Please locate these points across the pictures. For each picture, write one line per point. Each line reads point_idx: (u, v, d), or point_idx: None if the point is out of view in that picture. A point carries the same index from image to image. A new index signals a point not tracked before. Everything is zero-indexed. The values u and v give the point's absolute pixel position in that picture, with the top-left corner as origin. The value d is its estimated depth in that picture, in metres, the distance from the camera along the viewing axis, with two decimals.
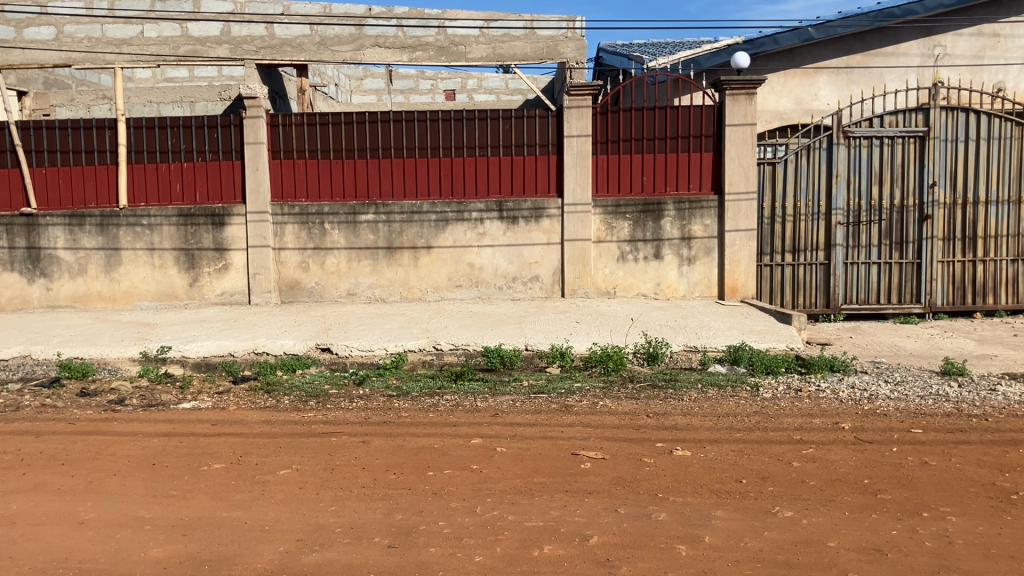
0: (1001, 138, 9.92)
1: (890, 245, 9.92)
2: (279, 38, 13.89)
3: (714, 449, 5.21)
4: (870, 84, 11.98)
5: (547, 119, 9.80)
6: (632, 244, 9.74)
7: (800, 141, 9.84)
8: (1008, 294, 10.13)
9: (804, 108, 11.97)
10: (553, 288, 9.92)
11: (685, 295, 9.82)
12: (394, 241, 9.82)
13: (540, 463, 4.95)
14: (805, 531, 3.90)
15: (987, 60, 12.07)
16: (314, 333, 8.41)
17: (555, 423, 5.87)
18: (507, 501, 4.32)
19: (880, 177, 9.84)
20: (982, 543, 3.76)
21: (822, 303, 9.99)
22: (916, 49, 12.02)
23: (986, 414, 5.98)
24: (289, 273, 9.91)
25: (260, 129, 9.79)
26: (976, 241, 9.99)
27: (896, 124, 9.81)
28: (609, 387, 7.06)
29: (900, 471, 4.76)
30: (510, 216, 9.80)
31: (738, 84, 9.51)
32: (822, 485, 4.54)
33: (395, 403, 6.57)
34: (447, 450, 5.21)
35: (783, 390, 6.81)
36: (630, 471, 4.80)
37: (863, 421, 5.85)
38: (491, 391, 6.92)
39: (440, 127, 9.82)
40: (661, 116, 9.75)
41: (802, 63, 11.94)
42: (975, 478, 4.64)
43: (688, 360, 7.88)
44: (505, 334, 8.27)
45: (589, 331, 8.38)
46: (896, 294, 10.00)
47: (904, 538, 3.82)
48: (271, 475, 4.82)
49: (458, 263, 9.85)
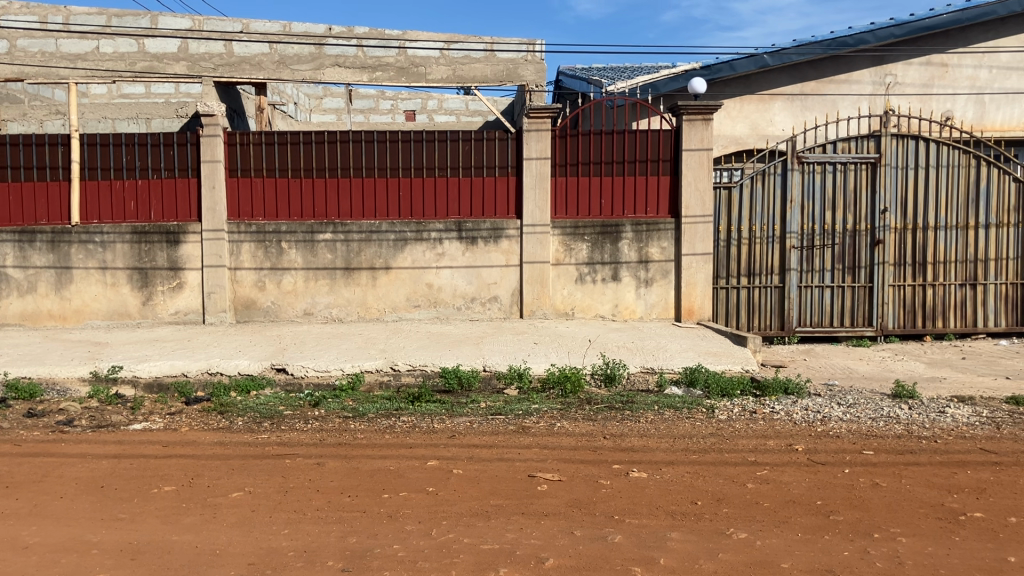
0: (949, 165, 10.10)
1: (843, 269, 10.09)
2: (238, 56, 13.81)
3: (669, 471, 5.23)
4: (823, 111, 12.24)
5: (506, 142, 9.86)
6: (590, 266, 9.79)
7: (755, 166, 9.99)
8: (956, 318, 10.31)
9: (759, 134, 12.21)
10: (511, 308, 9.91)
11: (643, 317, 9.88)
12: (352, 260, 9.75)
13: (497, 485, 4.94)
14: (760, 553, 3.92)
15: (936, 89, 12.38)
16: (269, 353, 8.31)
17: (511, 444, 5.86)
18: (463, 524, 4.29)
19: (834, 203, 10.01)
20: (931, 564, 3.82)
21: (777, 326, 10.14)
22: (867, 77, 12.29)
23: (935, 436, 6.08)
24: (244, 292, 9.81)
25: (218, 148, 9.73)
26: (926, 266, 10.18)
27: (848, 150, 9.98)
28: (567, 408, 7.06)
29: (851, 493, 4.81)
30: (469, 236, 9.79)
31: (695, 109, 9.62)
32: (776, 507, 4.58)
33: (351, 424, 6.51)
34: (403, 472, 5.17)
35: (738, 412, 6.88)
36: (586, 494, 4.79)
37: (815, 442, 5.92)
38: (449, 412, 6.89)
39: (400, 148, 9.82)
40: (619, 139, 9.85)
41: (757, 90, 12.18)
42: (924, 499, 4.71)
43: (645, 381, 7.95)
44: (462, 354, 8.26)
45: (546, 352, 8.38)
46: (849, 317, 10.17)
47: (855, 559, 3.86)
48: (224, 497, 4.75)
49: (416, 283, 9.81)
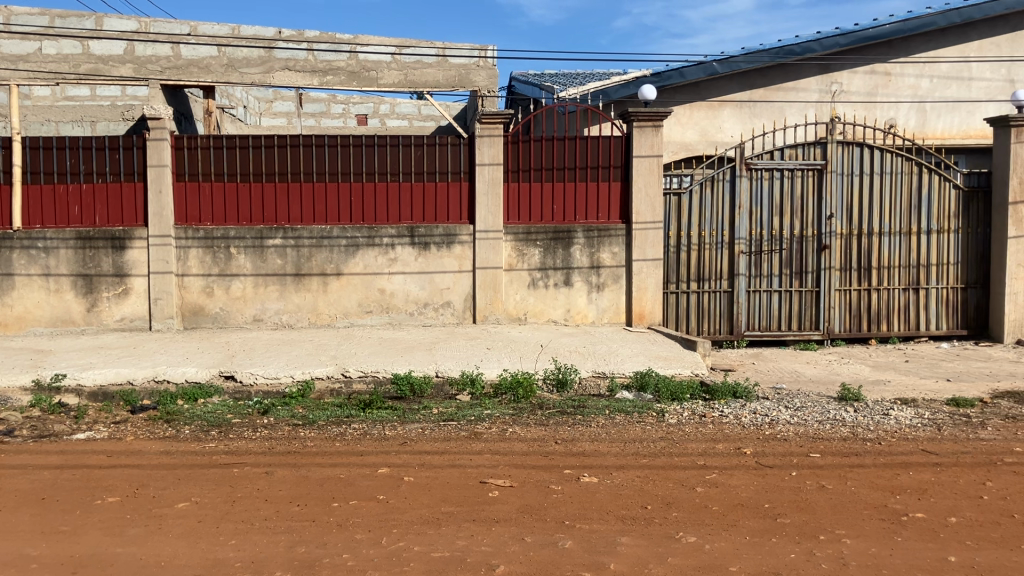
0: (893, 172, 10.31)
1: (790, 274, 10.25)
2: (185, 59, 13.57)
3: (620, 475, 5.26)
4: (771, 118, 12.43)
5: (459, 147, 9.83)
6: (543, 271, 9.82)
7: (705, 172, 10.10)
8: (900, 322, 10.53)
9: (708, 141, 12.36)
10: (464, 314, 9.90)
11: (594, 321, 9.93)
12: (302, 265, 9.66)
13: (448, 492, 4.92)
14: (708, 557, 3.96)
15: (880, 97, 12.65)
16: (218, 360, 8.18)
17: (463, 451, 5.85)
18: (413, 532, 4.26)
19: (781, 209, 10.17)
20: (874, 564, 3.89)
21: (726, 330, 10.26)
22: (814, 85, 12.51)
23: (879, 438, 6.20)
24: (192, 298, 9.66)
25: (165, 152, 9.58)
26: (871, 271, 10.37)
27: (795, 157, 10.14)
28: (519, 414, 7.06)
29: (798, 496, 4.88)
30: (422, 242, 9.76)
31: (645, 116, 9.72)
32: (725, 511, 4.63)
33: (301, 432, 6.44)
34: (354, 480, 5.13)
35: (688, 416, 6.95)
36: (537, 499, 4.80)
37: (763, 445, 6.01)
38: (400, 419, 6.85)
39: (351, 153, 9.75)
40: (571, 145, 9.91)
41: (707, 97, 12.33)
42: (868, 501, 4.80)
43: (596, 386, 7.98)
44: (415, 360, 8.22)
45: (499, 357, 8.38)
46: (797, 321, 10.33)
47: (801, 561, 3.91)
48: (170, 508, 4.66)
49: (368, 289, 9.74)
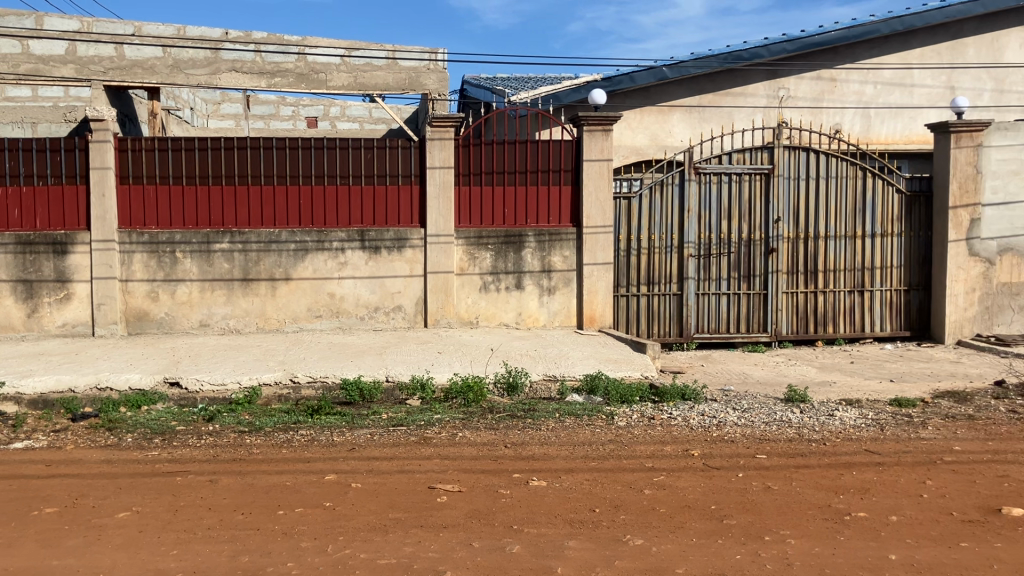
0: (838, 176, 10.48)
1: (738, 277, 10.37)
2: (129, 60, 13.26)
3: (569, 479, 5.27)
4: (719, 123, 12.57)
5: (409, 150, 9.78)
6: (494, 275, 9.81)
7: (654, 176, 10.18)
8: (845, 324, 10.70)
9: (658, 145, 12.47)
10: (415, 318, 9.85)
11: (546, 324, 9.94)
12: (250, 270, 9.54)
13: (396, 498, 4.88)
14: (655, 559, 3.98)
15: (826, 103, 12.86)
16: (163, 366, 8.03)
17: (412, 456, 5.81)
18: (359, 539, 4.22)
19: (729, 212, 10.28)
20: (818, 564, 3.94)
21: (676, 332, 10.35)
22: (762, 91, 12.68)
23: (824, 439, 6.30)
24: (136, 304, 9.48)
25: (108, 154, 9.39)
26: (817, 274, 10.54)
27: (743, 161, 10.27)
28: (469, 418, 7.04)
29: (744, 497, 4.93)
30: (372, 245, 9.69)
31: (595, 120, 9.77)
32: (672, 513, 4.65)
33: (247, 439, 6.35)
34: (300, 488, 5.07)
35: (637, 418, 6.99)
36: (486, 504, 4.78)
37: (711, 447, 6.06)
38: (349, 425, 6.78)
39: (299, 155, 9.65)
40: (522, 149, 9.91)
41: (657, 102, 12.43)
42: (812, 501, 4.86)
43: (547, 390, 8.01)
44: (364, 365, 8.14)
45: (450, 361, 8.35)
46: (745, 324, 10.46)
47: (747, 562, 3.95)
48: (110, 518, 4.56)
49: (317, 293, 9.64)
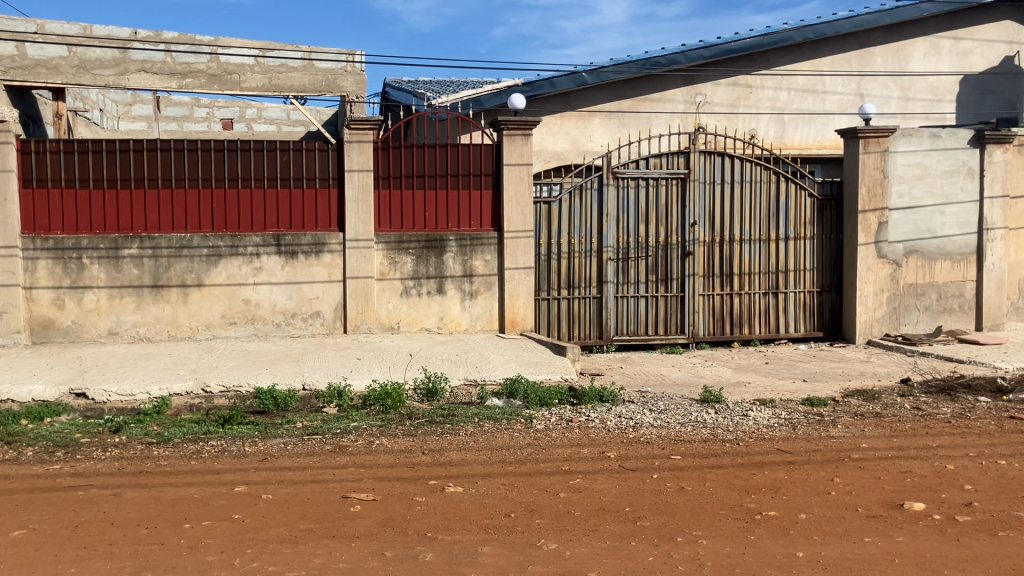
0: (752, 181, 10.70)
1: (656, 280, 10.51)
2: (31, 58, 12.64)
3: (484, 484, 5.24)
4: (638, 128, 12.71)
5: (327, 153, 9.65)
6: (415, 280, 9.74)
7: (573, 181, 10.23)
8: (760, 325, 10.92)
9: (579, 150, 12.53)
10: (334, 324, 9.70)
11: (467, 329, 9.90)
12: (161, 276, 9.28)
13: (308, 508, 4.79)
14: (568, 563, 3.98)
15: (742, 109, 13.13)
16: (68, 376, 7.75)
17: (325, 465, 5.71)
18: (268, 551, 4.12)
19: (647, 216, 10.40)
20: (728, 564, 3.99)
21: (596, 335, 10.42)
22: (679, 97, 12.87)
23: (738, 439, 6.40)
24: (41, 312, 9.13)
25: (9, 156, 9.04)
26: (732, 277, 10.74)
27: (660, 166, 10.40)
28: (386, 425, 6.95)
29: (658, 499, 4.97)
30: (288, 250, 9.52)
31: (515, 124, 9.79)
32: (586, 516, 4.66)
33: (155, 451, 6.16)
34: (208, 500, 4.93)
35: (555, 421, 7.00)
36: (400, 512, 4.72)
37: (627, 449, 6.10)
38: (262, 434, 6.64)
39: (212, 158, 9.43)
40: (441, 153, 9.87)
41: (577, 107, 12.51)
42: (724, 501, 4.92)
43: (467, 394, 8.00)
44: (280, 373, 7.98)
45: (369, 367, 8.25)
46: (663, 326, 10.59)
47: (659, 564, 3.98)
48: (3, 536, 4.36)
49: (231, 299, 9.42)
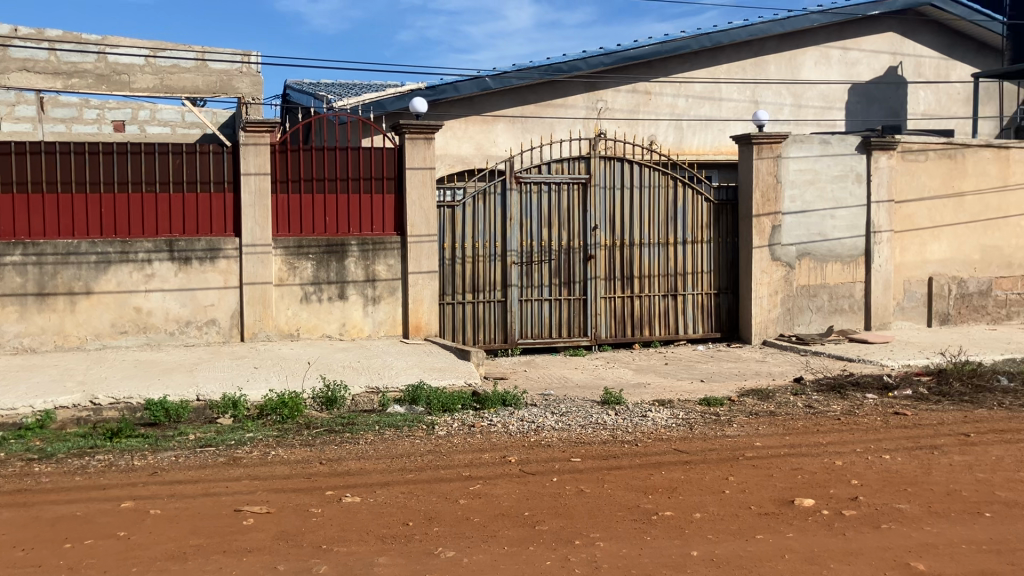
0: (651, 185, 10.87)
1: (559, 283, 10.58)
2: None
3: (383, 493, 5.17)
4: (541, 133, 12.79)
5: (222, 155, 9.39)
6: (315, 285, 9.56)
7: (476, 185, 10.22)
8: (661, 327, 11.11)
9: (483, 154, 12.54)
10: (231, 331, 9.44)
11: (370, 335, 9.77)
12: (46, 284, 8.88)
13: (199, 523, 4.63)
14: (465, 570, 3.95)
15: (642, 115, 13.36)
16: None
17: (218, 478, 5.54)
18: (154, 570, 3.97)
19: (550, 220, 10.47)
20: (624, 565, 4.03)
21: (500, 338, 10.43)
22: (582, 102, 13.00)
23: (637, 440, 6.48)
24: None
25: None
26: (633, 279, 10.90)
27: (561, 171, 10.47)
28: (283, 435, 6.79)
29: (558, 502, 4.98)
30: (182, 256, 9.24)
31: (417, 128, 9.73)
32: (485, 522, 4.64)
33: (35, 467, 5.88)
34: (92, 517, 4.72)
35: (456, 427, 6.96)
36: (295, 524, 4.61)
37: (529, 452, 6.11)
38: (153, 447, 6.41)
39: (100, 161, 9.06)
40: (341, 156, 9.72)
41: (481, 111, 12.50)
42: (621, 503, 4.97)
43: (369, 402, 7.88)
44: (172, 384, 7.73)
45: (266, 376, 8.06)
46: (566, 329, 10.67)
47: (556, 568, 3.99)
48: None
49: (122, 307, 9.09)
